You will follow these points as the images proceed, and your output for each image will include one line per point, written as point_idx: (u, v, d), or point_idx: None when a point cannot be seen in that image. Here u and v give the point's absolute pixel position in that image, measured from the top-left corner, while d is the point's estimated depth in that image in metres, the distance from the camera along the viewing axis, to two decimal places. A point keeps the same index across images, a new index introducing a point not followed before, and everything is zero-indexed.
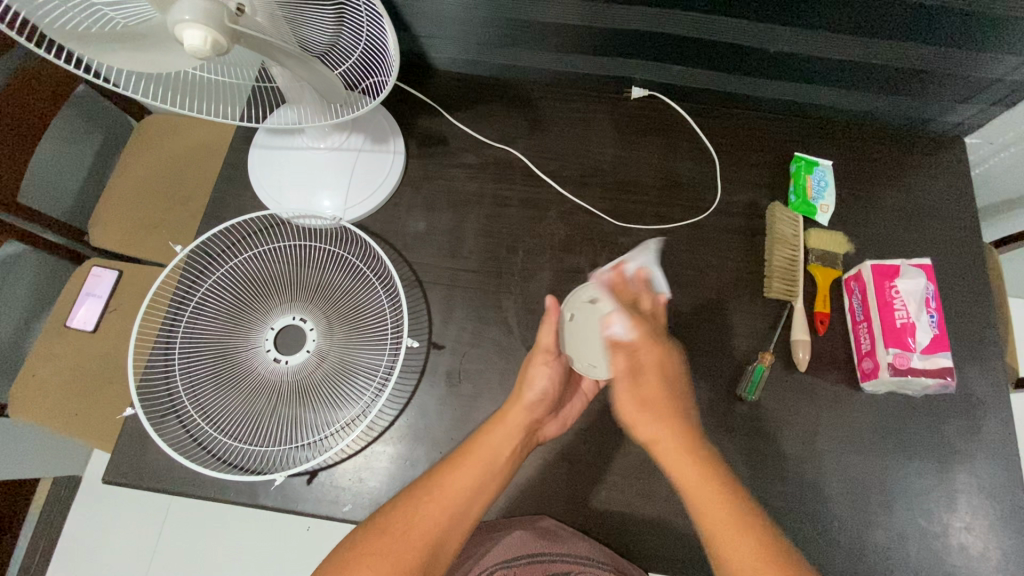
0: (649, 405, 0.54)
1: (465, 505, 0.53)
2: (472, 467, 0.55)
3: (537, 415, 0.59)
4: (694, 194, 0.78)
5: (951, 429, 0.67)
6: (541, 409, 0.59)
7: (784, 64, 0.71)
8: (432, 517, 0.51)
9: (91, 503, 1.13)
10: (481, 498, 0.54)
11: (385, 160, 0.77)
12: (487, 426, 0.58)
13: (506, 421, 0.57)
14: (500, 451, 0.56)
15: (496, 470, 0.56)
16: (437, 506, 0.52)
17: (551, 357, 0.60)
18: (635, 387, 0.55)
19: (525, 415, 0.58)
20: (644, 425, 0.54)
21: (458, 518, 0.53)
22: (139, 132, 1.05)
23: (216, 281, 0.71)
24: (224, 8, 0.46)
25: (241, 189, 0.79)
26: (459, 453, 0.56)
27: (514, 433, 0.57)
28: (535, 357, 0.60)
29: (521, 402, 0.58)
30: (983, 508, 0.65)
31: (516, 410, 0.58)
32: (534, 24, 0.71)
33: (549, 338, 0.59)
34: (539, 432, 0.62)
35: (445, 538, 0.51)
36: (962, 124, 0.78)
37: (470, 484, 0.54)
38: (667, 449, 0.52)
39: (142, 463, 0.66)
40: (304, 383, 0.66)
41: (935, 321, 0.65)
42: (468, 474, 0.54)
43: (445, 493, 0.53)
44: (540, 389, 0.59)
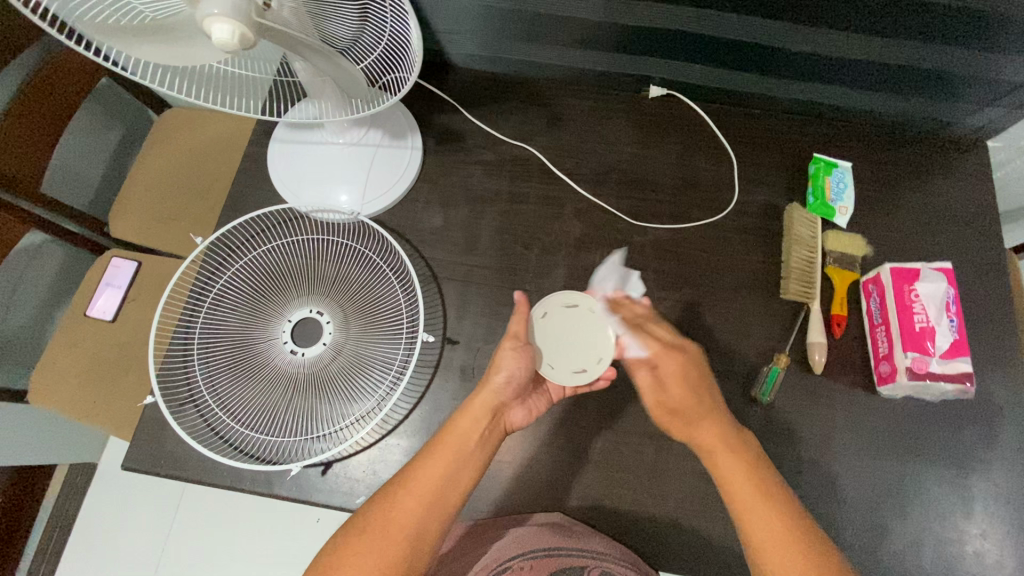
0: (688, 396, 0.59)
1: (441, 495, 0.53)
2: (443, 455, 0.55)
3: (504, 399, 0.60)
4: (712, 193, 0.78)
5: (969, 436, 0.66)
6: (508, 394, 0.60)
7: (803, 64, 0.71)
8: (406, 513, 0.52)
9: (106, 489, 1.14)
10: (456, 487, 0.54)
11: (403, 155, 0.77)
12: (456, 414, 0.58)
13: (472, 407, 0.58)
14: (470, 438, 0.57)
15: (469, 457, 0.56)
16: (412, 500, 0.52)
17: (519, 343, 0.61)
18: (673, 375, 0.61)
19: (490, 398, 0.59)
20: (681, 411, 0.59)
21: (435, 508, 0.53)
22: (160, 126, 1.07)
23: (235, 273, 0.72)
24: (253, 3, 0.47)
25: (261, 183, 0.80)
26: (433, 443, 0.56)
27: (482, 418, 0.58)
28: (503, 344, 0.61)
29: (487, 386, 0.59)
30: (1000, 516, 0.64)
31: (482, 396, 0.59)
32: (551, 21, 0.71)
33: (518, 323, 0.61)
34: (507, 418, 0.62)
35: (424, 528, 0.52)
36: (985, 127, 0.77)
37: (441, 473, 0.54)
38: (709, 430, 0.57)
39: (161, 450, 0.67)
40: (321, 374, 0.66)
41: (956, 326, 0.63)
42: (441, 464, 0.54)
43: (419, 485, 0.53)
44: (505, 374, 0.59)
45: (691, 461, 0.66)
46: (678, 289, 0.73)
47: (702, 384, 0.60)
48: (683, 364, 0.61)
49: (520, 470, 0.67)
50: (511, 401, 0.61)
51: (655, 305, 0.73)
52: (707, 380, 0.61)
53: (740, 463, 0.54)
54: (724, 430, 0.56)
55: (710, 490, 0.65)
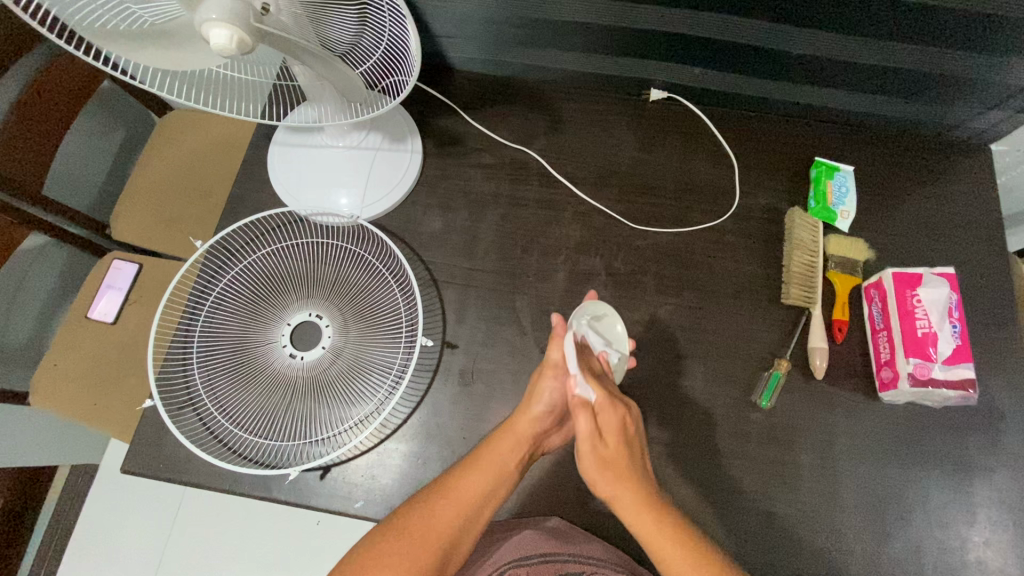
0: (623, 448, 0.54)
1: (477, 510, 0.53)
2: (483, 474, 0.55)
3: (543, 428, 0.59)
4: (712, 197, 0.77)
5: (972, 443, 0.66)
6: (547, 423, 0.59)
7: (804, 67, 0.71)
8: (446, 521, 0.52)
9: (106, 491, 1.15)
10: (491, 505, 0.54)
11: (403, 159, 0.77)
12: (499, 430, 0.58)
13: (519, 427, 0.57)
14: (511, 458, 0.56)
15: (508, 476, 0.56)
16: (453, 510, 0.52)
17: (561, 373, 0.58)
18: (610, 430, 0.54)
19: (532, 424, 0.58)
20: (612, 464, 0.53)
21: (470, 523, 0.53)
22: (161, 129, 1.07)
23: (234, 278, 0.72)
24: (251, 8, 0.47)
25: (261, 186, 0.80)
26: (473, 459, 0.56)
27: (524, 442, 0.57)
28: (544, 371, 0.58)
29: (528, 412, 0.58)
30: (1004, 523, 0.63)
31: (523, 419, 0.58)
32: (550, 24, 0.71)
33: (557, 352, 0.58)
34: (543, 444, 0.62)
35: (457, 540, 0.52)
36: (988, 130, 0.76)
37: (481, 489, 0.54)
38: (629, 495, 0.52)
39: (162, 454, 0.67)
40: (319, 378, 0.66)
41: (958, 332, 0.63)
42: (481, 480, 0.55)
43: (460, 496, 0.53)
44: (547, 403, 0.58)
45: (690, 466, 0.65)
46: (679, 293, 0.73)
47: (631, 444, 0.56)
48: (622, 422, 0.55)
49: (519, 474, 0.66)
50: (548, 429, 0.60)
51: (655, 309, 0.72)
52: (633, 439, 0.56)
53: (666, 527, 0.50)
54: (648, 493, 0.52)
55: (710, 496, 0.64)
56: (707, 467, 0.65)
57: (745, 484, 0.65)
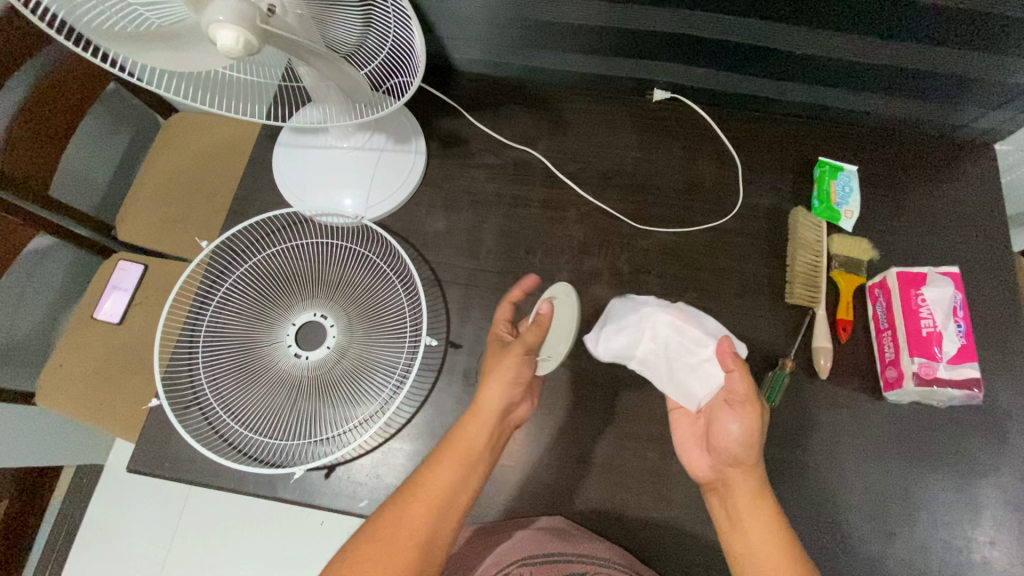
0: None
1: (449, 502, 0.54)
2: (451, 462, 0.55)
3: (504, 410, 0.59)
4: (716, 197, 0.77)
5: (977, 443, 0.66)
6: (509, 400, 0.59)
7: (808, 67, 0.71)
8: (417, 520, 0.52)
9: (112, 490, 1.15)
10: (460, 495, 0.55)
11: (407, 159, 0.77)
12: (464, 418, 0.58)
13: (481, 413, 0.58)
14: (477, 443, 0.57)
15: (475, 464, 0.56)
16: (423, 507, 0.53)
17: (528, 355, 0.60)
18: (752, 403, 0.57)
19: (492, 406, 0.58)
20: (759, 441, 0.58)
21: (443, 516, 0.53)
22: (167, 131, 1.08)
23: (239, 278, 0.72)
24: (257, 9, 0.47)
25: (266, 187, 0.80)
26: (438, 451, 0.56)
27: (487, 425, 0.58)
28: (513, 350, 0.60)
29: (489, 393, 0.59)
30: (1010, 524, 0.63)
31: (487, 400, 0.59)
32: (554, 25, 0.71)
33: (529, 338, 0.59)
34: (512, 416, 0.62)
35: (434, 534, 0.52)
36: (993, 130, 0.76)
37: (449, 481, 0.55)
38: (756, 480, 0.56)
39: (167, 453, 0.68)
40: (324, 378, 0.67)
41: (963, 331, 0.63)
42: (448, 470, 0.55)
43: (429, 490, 0.54)
44: (497, 400, 0.59)
45: None
46: (682, 293, 0.73)
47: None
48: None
49: (523, 474, 0.67)
50: (511, 404, 0.60)
51: None
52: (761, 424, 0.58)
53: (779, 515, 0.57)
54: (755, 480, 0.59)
55: None
56: None
57: None
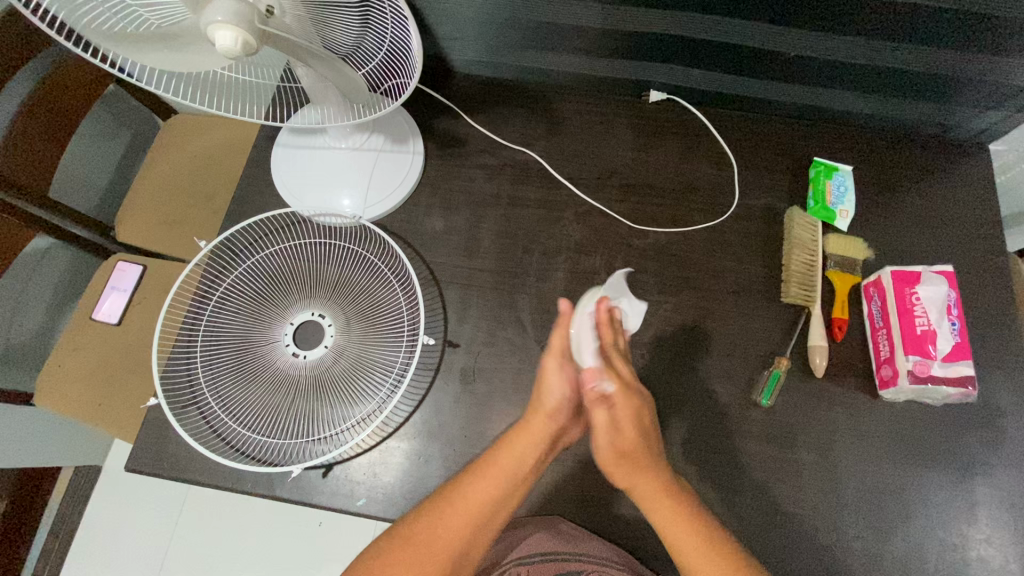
0: (645, 440, 0.54)
1: (489, 515, 0.52)
2: (494, 479, 0.53)
3: (559, 420, 0.56)
4: (712, 197, 0.78)
5: (972, 441, 0.66)
6: (563, 414, 0.56)
7: (802, 68, 0.71)
8: (453, 532, 0.51)
9: (110, 491, 1.15)
10: (504, 509, 0.53)
11: (405, 160, 0.78)
12: (514, 432, 0.55)
13: (533, 428, 0.55)
14: (525, 462, 0.54)
15: (521, 481, 0.54)
16: (460, 519, 0.51)
17: (569, 364, 0.55)
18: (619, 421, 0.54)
19: (545, 419, 0.55)
20: (640, 455, 0.54)
21: (481, 531, 0.52)
22: (166, 132, 1.08)
23: (237, 278, 0.73)
24: (255, 10, 0.48)
25: (264, 187, 0.81)
26: (479, 465, 0.54)
27: (539, 441, 0.55)
28: (548, 363, 0.55)
29: (542, 410, 0.55)
30: (1005, 521, 0.63)
31: (539, 417, 0.55)
32: (551, 26, 0.72)
33: (559, 342, 0.54)
34: (562, 436, 0.58)
35: (466, 550, 0.51)
36: (987, 130, 0.77)
37: (490, 498, 0.52)
38: (648, 488, 0.53)
39: (165, 452, 0.68)
40: (322, 377, 0.67)
41: (957, 329, 0.63)
42: (490, 486, 0.53)
43: (465, 506, 0.52)
44: (556, 395, 0.55)
45: (692, 464, 0.66)
46: (679, 292, 0.73)
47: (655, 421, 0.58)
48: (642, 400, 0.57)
49: None
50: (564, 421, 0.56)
51: (656, 308, 0.73)
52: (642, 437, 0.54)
53: (699, 515, 0.52)
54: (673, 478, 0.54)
55: (711, 494, 0.65)
56: (708, 465, 0.66)
57: (745, 481, 0.65)
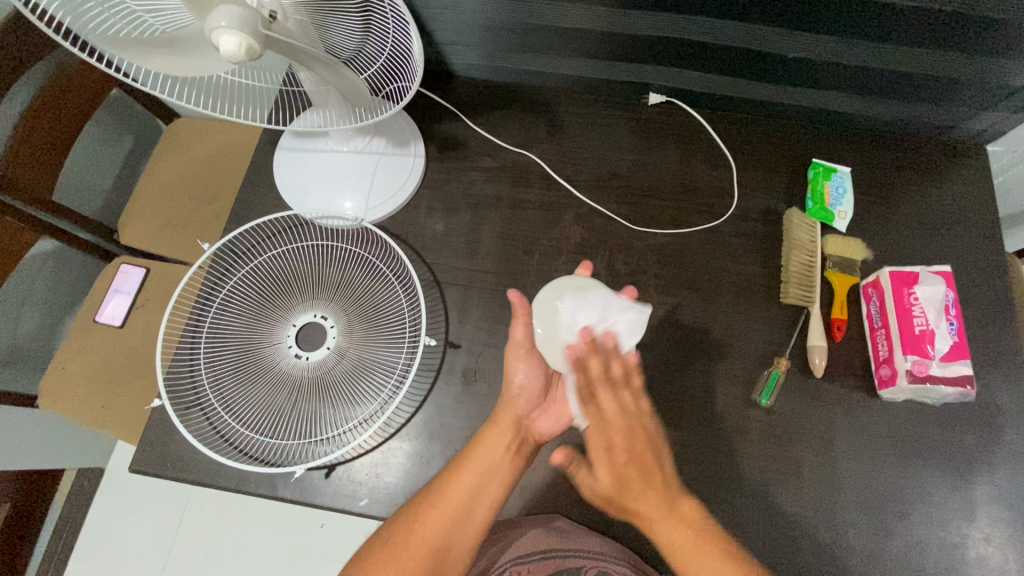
0: (621, 480, 0.53)
1: (468, 509, 0.54)
2: (471, 471, 0.55)
3: (521, 410, 0.60)
4: (711, 198, 0.78)
5: (971, 440, 0.66)
6: (524, 402, 0.60)
7: (800, 70, 0.72)
8: (432, 525, 0.52)
9: (113, 493, 1.16)
10: (481, 503, 0.54)
11: (406, 162, 0.78)
12: (484, 428, 0.59)
13: (499, 421, 0.59)
14: (497, 453, 0.57)
15: (495, 474, 0.56)
16: (439, 514, 0.53)
17: (526, 353, 0.60)
18: (604, 460, 0.54)
19: (509, 409, 0.59)
20: (619, 497, 0.53)
21: (461, 526, 0.53)
22: (169, 136, 1.09)
23: (240, 280, 0.73)
24: (259, 16, 0.48)
25: (266, 190, 0.81)
26: (459, 461, 0.56)
27: (506, 430, 0.58)
28: (512, 352, 0.60)
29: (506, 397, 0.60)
30: (1004, 520, 0.64)
31: (504, 405, 0.60)
32: (551, 30, 0.72)
33: (521, 334, 0.58)
34: (533, 430, 0.61)
35: (448, 545, 0.52)
36: (985, 131, 0.77)
37: (468, 490, 0.54)
38: (648, 509, 0.52)
39: (168, 453, 0.68)
40: (325, 378, 0.67)
41: (955, 329, 0.64)
42: (467, 479, 0.55)
43: (446, 501, 0.54)
44: (519, 384, 0.60)
45: (692, 464, 0.66)
46: (679, 293, 0.74)
47: (650, 442, 0.55)
48: (616, 430, 0.55)
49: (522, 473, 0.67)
50: (529, 412, 0.61)
51: (656, 309, 0.73)
52: (640, 457, 0.54)
53: (690, 542, 0.51)
54: (665, 506, 0.52)
55: (712, 494, 0.65)
56: (708, 466, 0.66)
57: (745, 481, 0.65)
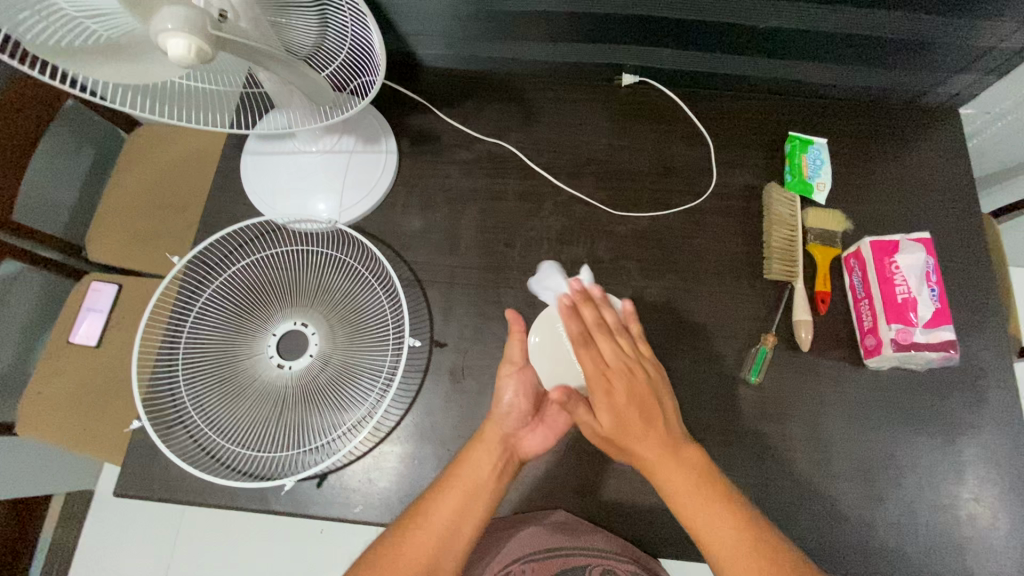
0: (622, 423, 0.53)
1: (454, 528, 0.53)
2: (455, 488, 0.54)
3: (510, 427, 0.58)
4: (690, 177, 0.78)
5: (956, 402, 0.67)
6: (512, 419, 0.58)
7: (773, 41, 0.71)
8: (419, 546, 0.51)
9: (104, 516, 1.13)
10: (467, 522, 0.53)
11: (378, 159, 0.76)
12: (470, 443, 0.58)
13: (482, 438, 0.57)
14: (482, 468, 0.56)
15: (482, 492, 0.55)
16: (424, 535, 0.52)
17: (517, 369, 0.58)
18: (607, 409, 0.53)
19: (495, 425, 0.58)
20: (620, 439, 0.53)
21: (449, 546, 0.52)
22: (131, 146, 1.05)
23: (215, 292, 0.71)
24: (207, 15, 0.46)
25: (236, 197, 0.79)
26: (445, 480, 0.55)
27: (492, 449, 0.57)
28: (502, 369, 0.58)
29: (494, 414, 0.58)
30: (991, 478, 0.65)
31: (489, 422, 0.58)
32: (517, 14, 0.70)
33: (516, 352, 0.57)
34: (520, 447, 0.59)
35: (437, 562, 0.51)
36: (958, 94, 0.77)
37: (454, 507, 0.54)
38: (652, 451, 0.52)
39: (154, 475, 0.67)
40: (309, 387, 0.66)
41: (937, 295, 0.64)
42: (451, 496, 0.54)
43: (432, 523, 0.53)
44: (507, 403, 0.58)
45: None
46: (662, 276, 0.73)
47: (649, 384, 0.55)
48: (615, 373, 0.54)
49: None
50: (517, 429, 0.59)
51: (641, 293, 0.73)
52: (654, 395, 0.54)
53: (692, 485, 0.50)
54: (668, 448, 0.52)
55: None
56: (702, 446, 0.66)
57: (738, 459, 0.66)
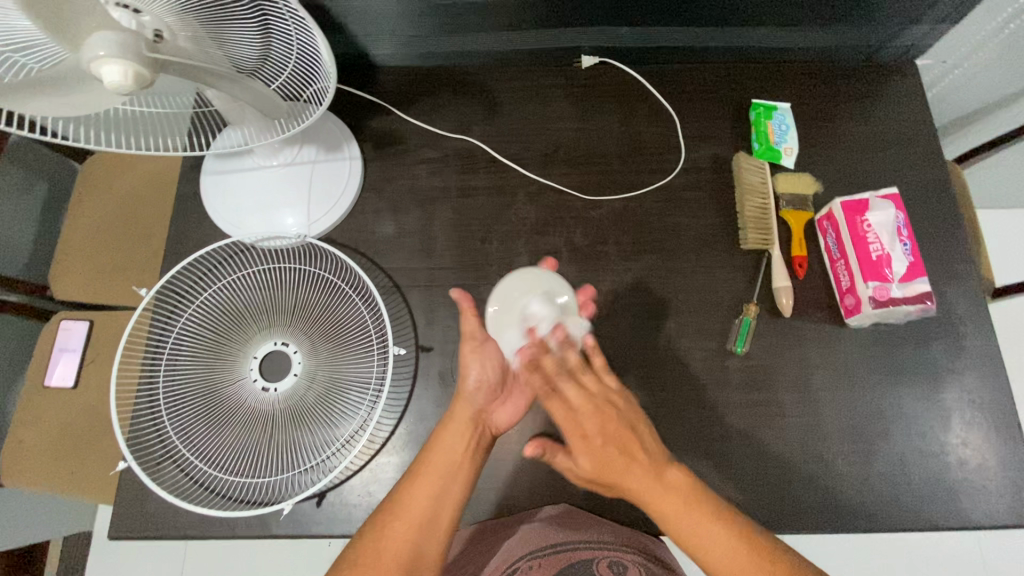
0: (601, 463, 0.54)
1: (432, 514, 0.52)
2: (431, 475, 0.54)
3: (479, 404, 0.59)
4: (659, 154, 0.77)
5: (938, 351, 0.69)
6: (482, 395, 0.59)
7: (727, 9, 0.70)
8: (400, 538, 0.50)
9: (105, 557, 1.11)
10: (445, 507, 0.53)
11: (342, 167, 0.74)
12: (440, 428, 0.57)
13: (452, 421, 0.57)
14: (454, 450, 0.56)
15: (455, 473, 0.55)
16: (402, 526, 0.51)
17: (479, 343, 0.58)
18: (585, 455, 0.55)
19: (466, 405, 0.58)
20: (605, 478, 0.54)
21: (429, 531, 0.52)
22: (87, 177, 1.01)
23: (188, 320, 0.69)
24: (140, 37, 0.44)
25: (200, 220, 0.76)
26: (419, 465, 0.55)
27: (463, 428, 0.57)
28: (463, 346, 0.59)
29: (461, 392, 0.58)
30: (976, 421, 0.67)
31: (459, 401, 0.58)
32: (469, 5, 0.69)
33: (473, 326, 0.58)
34: (491, 421, 0.60)
35: (418, 551, 0.50)
36: (915, 46, 0.77)
37: (430, 494, 0.53)
38: (636, 484, 0.53)
39: (147, 512, 0.65)
40: (296, 408, 0.65)
41: (909, 249, 0.65)
42: (430, 485, 0.53)
43: (407, 510, 0.52)
44: (474, 379, 0.59)
45: (679, 424, 0.67)
46: (641, 256, 0.73)
47: (621, 417, 0.56)
48: (585, 415, 0.56)
49: (516, 461, 0.67)
50: (487, 404, 0.59)
51: (622, 276, 0.72)
52: (627, 430, 0.55)
53: (682, 510, 0.50)
54: (651, 478, 0.52)
55: (701, 448, 0.66)
56: (697, 421, 0.67)
57: (733, 430, 0.66)
